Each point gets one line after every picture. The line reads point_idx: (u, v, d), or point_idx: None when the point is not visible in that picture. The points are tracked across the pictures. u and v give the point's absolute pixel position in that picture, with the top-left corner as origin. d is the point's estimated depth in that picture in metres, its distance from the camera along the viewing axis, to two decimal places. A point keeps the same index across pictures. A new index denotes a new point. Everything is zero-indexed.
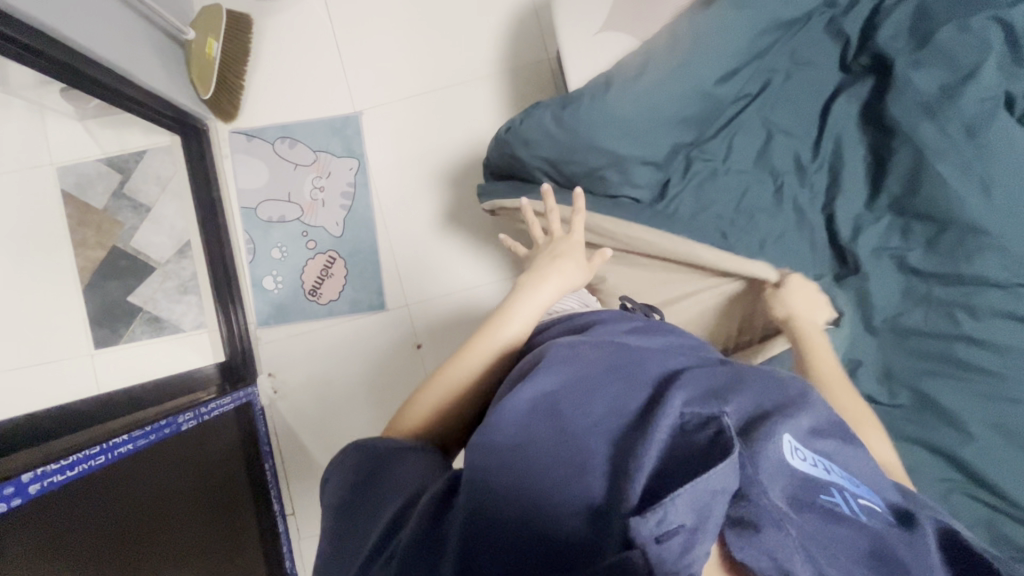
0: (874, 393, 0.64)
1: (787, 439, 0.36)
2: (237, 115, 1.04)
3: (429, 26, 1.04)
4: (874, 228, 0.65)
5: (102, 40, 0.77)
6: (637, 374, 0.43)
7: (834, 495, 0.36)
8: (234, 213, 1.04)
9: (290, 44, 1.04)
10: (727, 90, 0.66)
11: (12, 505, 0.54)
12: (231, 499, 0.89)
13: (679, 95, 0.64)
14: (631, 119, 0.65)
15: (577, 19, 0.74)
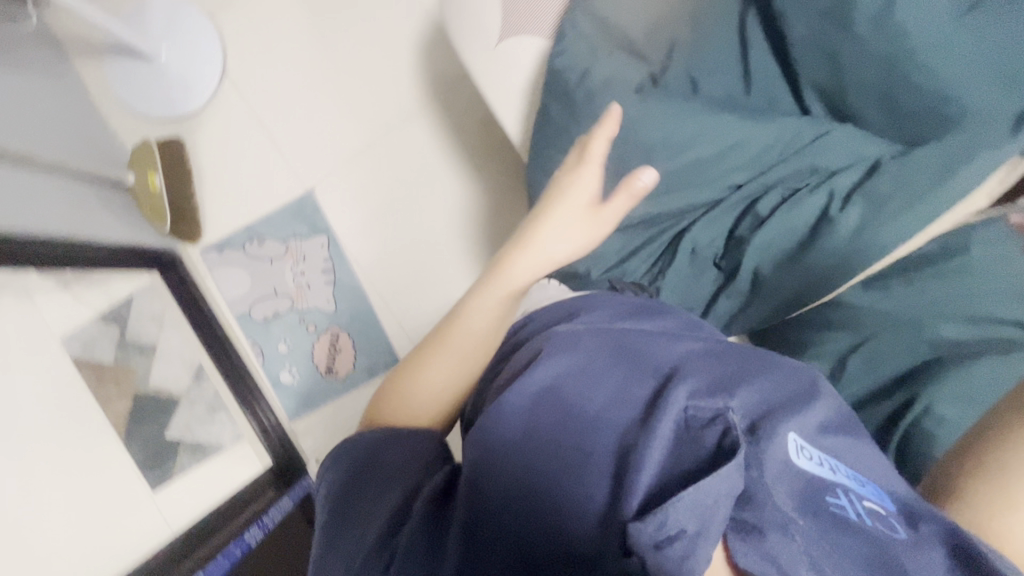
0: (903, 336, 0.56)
1: (791, 438, 0.36)
2: (201, 233, 1.06)
3: (345, 84, 1.04)
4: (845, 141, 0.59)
5: (37, 219, 0.79)
6: (640, 355, 0.40)
7: (839, 497, 0.34)
8: (233, 324, 1.08)
9: (225, 150, 1.06)
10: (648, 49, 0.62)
11: None
12: None
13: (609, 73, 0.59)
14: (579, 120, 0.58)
15: (470, 29, 0.67)
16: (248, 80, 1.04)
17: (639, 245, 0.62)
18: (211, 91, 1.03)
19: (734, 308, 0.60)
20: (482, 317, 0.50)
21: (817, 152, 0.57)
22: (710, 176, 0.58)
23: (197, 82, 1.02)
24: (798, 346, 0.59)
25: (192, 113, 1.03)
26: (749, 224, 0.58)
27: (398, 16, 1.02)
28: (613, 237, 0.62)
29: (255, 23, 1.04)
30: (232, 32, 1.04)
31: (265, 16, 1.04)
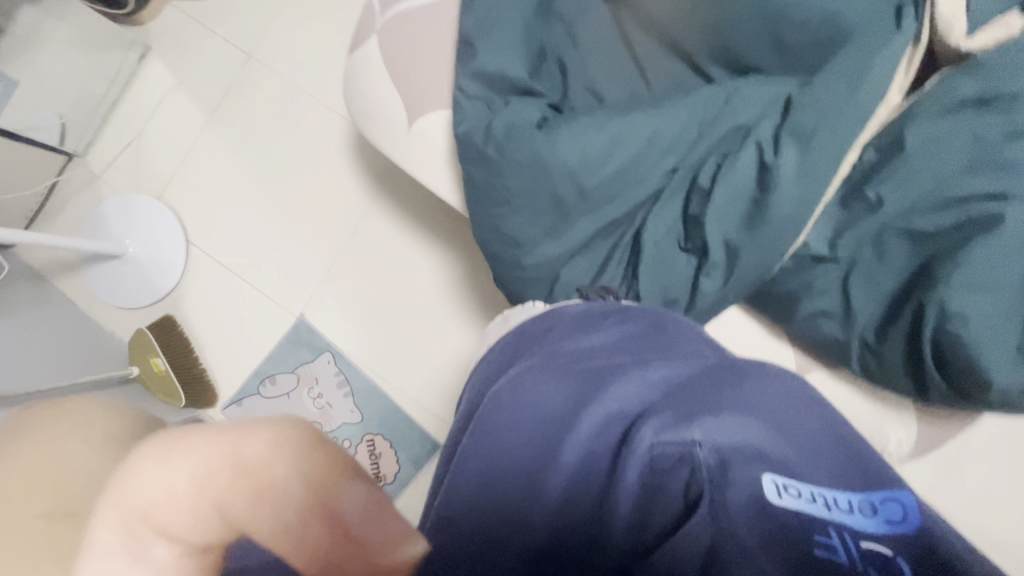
0: (916, 235, 0.52)
1: (769, 478, 0.32)
2: (217, 393, 1.08)
3: (298, 209, 1.08)
4: (756, 84, 0.58)
5: None
6: (605, 399, 0.38)
7: (822, 544, 0.29)
8: None
9: (213, 310, 1.09)
10: (541, 80, 0.63)
11: None
12: None
13: (519, 112, 0.59)
14: (515, 163, 0.58)
15: (380, 127, 0.71)
16: (211, 239, 1.10)
17: (605, 258, 0.62)
18: (183, 260, 1.09)
19: (719, 285, 0.57)
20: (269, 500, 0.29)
21: (735, 111, 0.58)
22: (642, 170, 0.59)
23: (169, 258, 1.08)
24: (798, 295, 0.57)
25: (172, 287, 1.09)
26: (698, 203, 0.58)
27: (321, 132, 1.07)
28: (577, 260, 0.62)
29: (200, 187, 1.10)
30: (183, 202, 1.10)
31: (206, 177, 1.10)
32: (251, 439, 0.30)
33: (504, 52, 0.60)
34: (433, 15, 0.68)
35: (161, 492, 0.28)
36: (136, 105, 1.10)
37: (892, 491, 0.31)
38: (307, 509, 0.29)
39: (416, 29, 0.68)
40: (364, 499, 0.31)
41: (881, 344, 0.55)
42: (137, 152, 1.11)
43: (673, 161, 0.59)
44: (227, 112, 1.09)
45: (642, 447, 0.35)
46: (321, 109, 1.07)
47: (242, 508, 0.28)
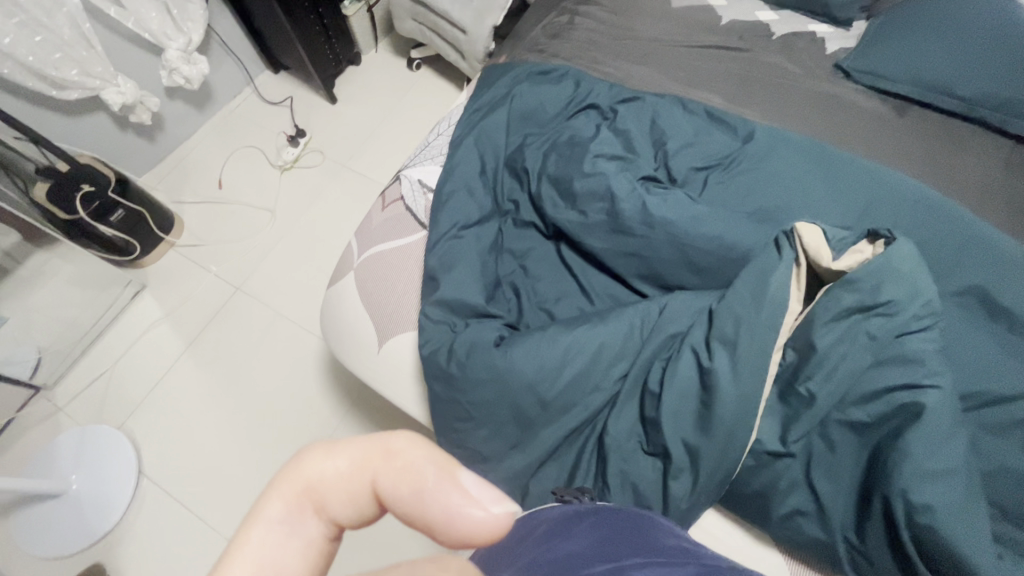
0: (859, 424, 0.55)
1: None
2: None
3: (265, 429, 1.06)
4: (683, 298, 0.67)
5: None
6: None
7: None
8: None
9: (151, 553, 0.97)
10: (498, 303, 0.71)
11: None
12: None
13: (480, 334, 0.65)
14: (478, 379, 0.62)
15: (354, 349, 0.77)
16: (166, 469, 1.04)
17: (573, 464, 0.63)
18: (130, 496, 1.00)
19: (689, 487, 0.57)
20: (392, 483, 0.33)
21: (670, 321, 0.66)
22: (595, 378, 0.63)
23: (114, 493, 1.00)
24: (767, 494, 0.57)
25: (109, 528, 0.98)
26: (652, 405, 0.61)
27: (297, 352, 1.13)
28: (544, 470, 0.63)
29: (166, 414, 1.09)
30: (144, 432, 1.07)
31: (175, 404, 1.09)
32: (395, 432, 0.33)
33: (463, 284, 0.69)
34: (404, 253, 0.79)
35: (326, 473, 0.33)
36: (119, 338, 1.16)
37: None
38: (438, 498, 0.33)
39: (388, 265, 0.79)
40: (466, 503, 0.33)
41: (866, 543, 0.53)
42: (108, 382, 1.12)
43: (622, 367, 0.64)
44: (208, 339, 1.15)
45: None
46: (301, 331, 1.15)
47: (397, 486, 0.33)
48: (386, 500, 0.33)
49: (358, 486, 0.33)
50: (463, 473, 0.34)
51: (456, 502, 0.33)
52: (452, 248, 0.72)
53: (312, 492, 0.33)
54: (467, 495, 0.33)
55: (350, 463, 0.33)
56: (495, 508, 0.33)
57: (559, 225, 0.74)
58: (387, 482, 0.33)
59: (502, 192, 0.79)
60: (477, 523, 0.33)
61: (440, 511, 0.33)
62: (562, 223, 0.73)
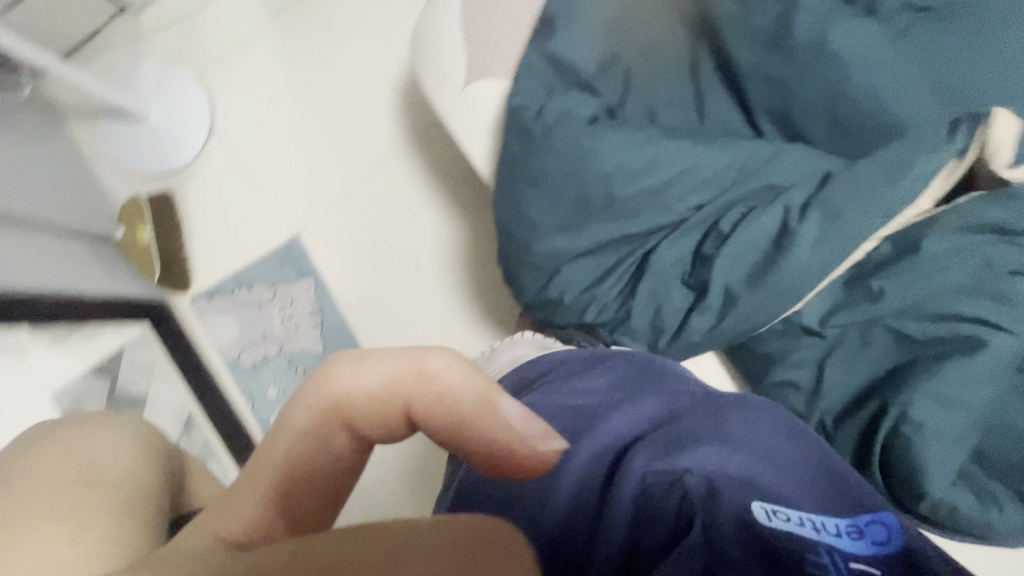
0: (905, 337, 0.54)
1: (759, 505, 0.36)
2: (190, 282, 1.08)
3: (329, 133, 1.08)
4: (800, 154, 0.60)
5: (41, 274, 0.82)
6: (597, 437, 0.43)
7: (820, 555, 0.33)
8: (221, 371, 1.08)
9: (214, 202, 1.09)
10: (605, 83, 0.64)
11: None
12: None
13: (574, 107, 0.61)
14: (556, 151, 0.60)
15: (439, 78, 0.72)
16: (235, 133, 1.09)
17: (610, 267, 0.63)
18: (200, 145, 1.07)
19: (709, 326, 0.59)
20: (429, 401, 0.36)
21: (775, 173, 0.60)
22: (670, 197, 0.60)
23: (187, 136, 1.06)
24: (775, 361, 0.59)
25: (181, 165, 1.07)
26: (713, 244, 0.59)
27: (375, 68, 1.08)
28: (583, 261, 0.63)
29: (241, 82, 1.09)
30: (219, 90, 1.09)
31: (250, 74, 1.09)
32: (432, 353, 0.36)
33: (578, 47, 0.62)
34: None
35: (355, 386, 0.36)
36: None
37: (874, 518, 0.37)
38: (479, 420, 0.36)
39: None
40: (511, 431, 0.36)
41: (837, 430, 0.57)
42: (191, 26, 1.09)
43: (702, 198, 0.60)
44: (292, 18, 1.09)
45: (634, 477, 0.39)
46: (384, 47, 1.08)
47: (433, 404, 0.36)
48: (422, 418, 0.37)
49: (393, 402, 0.37)
50: (501, 406, 0.36)
51: (499, 426, 0.36)
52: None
53: (333, 409, 0.37)
54: (509, 425, 0.36)
55: (382, 382, 0.36)
56: (541, 443, 0.37)
57: (710, 18, 0.62)
58: (422, 400, 0.36)
59: None
60: (524, 454, 0.36)
61: (483, 430, 0.36)
62: (713, 17, 0.61)
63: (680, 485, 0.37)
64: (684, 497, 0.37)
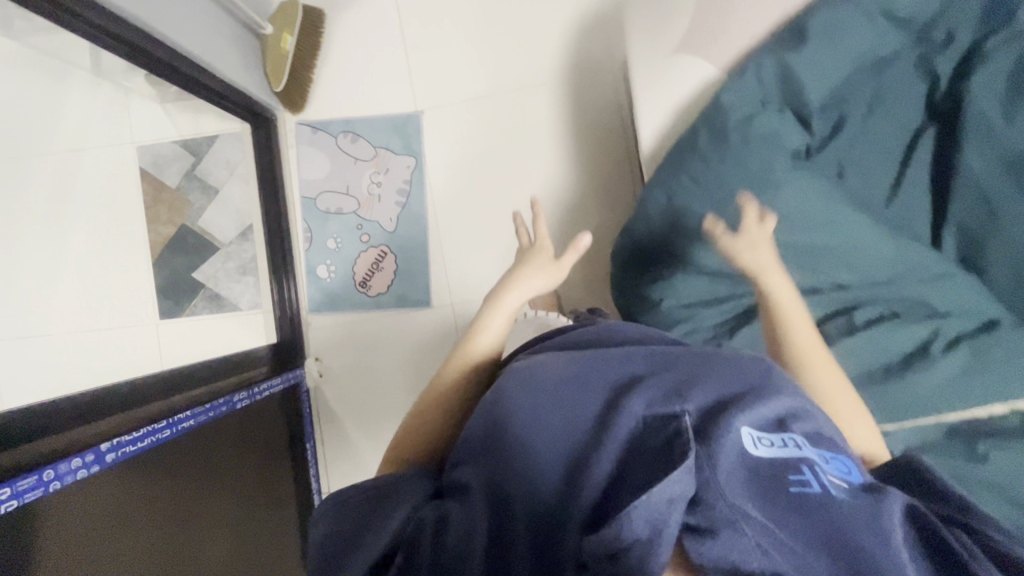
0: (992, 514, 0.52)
1: (749, 430, 0.38)
2: (304, 107, 1.08)
3: (495, 30, 1.04)
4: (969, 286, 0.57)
5: (191, 36, 0.82)
6: (586, 385, 0.43)
7: (805, 471, 0.36)
8: (295, 201, 1.09)
9: (359, 43, 1.06)
10: (817, 122, 0.59)
11: (90, 472, 0.59)
12: (275, 475, 0.96)
13: (779, 139, 0.59)
14: (747, 168, 0.59)
15: (650, 37, 0.69)
16: None
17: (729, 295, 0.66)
18: None
19: None
20: None
21: (938, 294, 0.57)
22: (821, 263, 0.60)
23: None
24: None
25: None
26: (839, 325, 0.60)
27: None
28: (703, 279, 0.66)
29: None
30: None
31: None
32: None
33: (813, 75, 0.56)
34: None
35: None
36: None
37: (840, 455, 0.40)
38: None
39: None
40: None
41: None
42: None
43: (851, 278, 0.60)
44: None
45: (631, 416, 0.40)
46: None
47: None
48: None
49: None
50: None
51: None
52: (842, 26, 0.56)
53: None
54: None
55: None
56: None
57: (961, 109, 0.56)
58: None
59: (951, 14, 0.56)
60: None
61: None
62: (966, 112, 0.55)
63: (664, 423, 0.38)
64: (666, 432, 0.38)
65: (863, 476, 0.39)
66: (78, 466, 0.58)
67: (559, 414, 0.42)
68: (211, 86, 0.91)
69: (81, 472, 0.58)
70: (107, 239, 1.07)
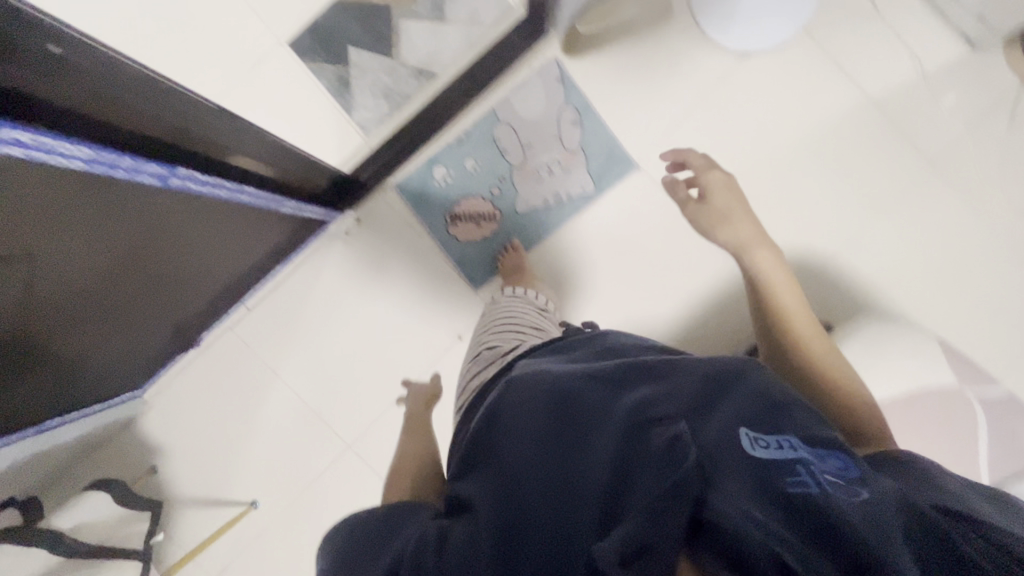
0: None
1: (746, 433, 0.43)
2: (576, 56, 0.99)
3: (750, 188, 1.00)
4: None
5: None
6: (587, 389, 0.50)
7: (800, 472, 0.40)
8: (483, 103, 1.01)
9: (666, 68, 0.99)
10: None
11: (90, 166, 0.49)
12: (198, 282, 0.83)
13: None
14: None
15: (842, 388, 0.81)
16: (744, 81, 0.99)
17: None
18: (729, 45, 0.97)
19: None
20: None
21: None
22: None
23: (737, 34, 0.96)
24: None
25: (703, 30, 0.97)
26: None
27: (828, 230, 1.00)
28: None
29: (801, 79, 0.98)
30: (792, 53, 0.98)
31: (812, 89, 0.98)
32: None
33: None
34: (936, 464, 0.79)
35: None
36: (915, 23, 0.98)
37: (833, 450, 0.43)
38: None
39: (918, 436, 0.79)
40: None
41: None
42: (865, 14, 0.97)
43: None
44: (877, 131, 0.99)
45: (625, 407, 0.47)
46: (845, 238, 1.00)
47: None
48: None
49: None
50: None
51: None
52: None
53: None
54: None
55: None
56: None
57: None
58: None
59: None
60: None
61: None
62: None
63: (661, 429, 0.44)
64: (664, 439, 0.43)
65: (860, 470, 0.42)
66: (82, 155, 0.48)
67: (564, 411, 0.48)
68: None
69: (84, 162, 0.48)
70: None
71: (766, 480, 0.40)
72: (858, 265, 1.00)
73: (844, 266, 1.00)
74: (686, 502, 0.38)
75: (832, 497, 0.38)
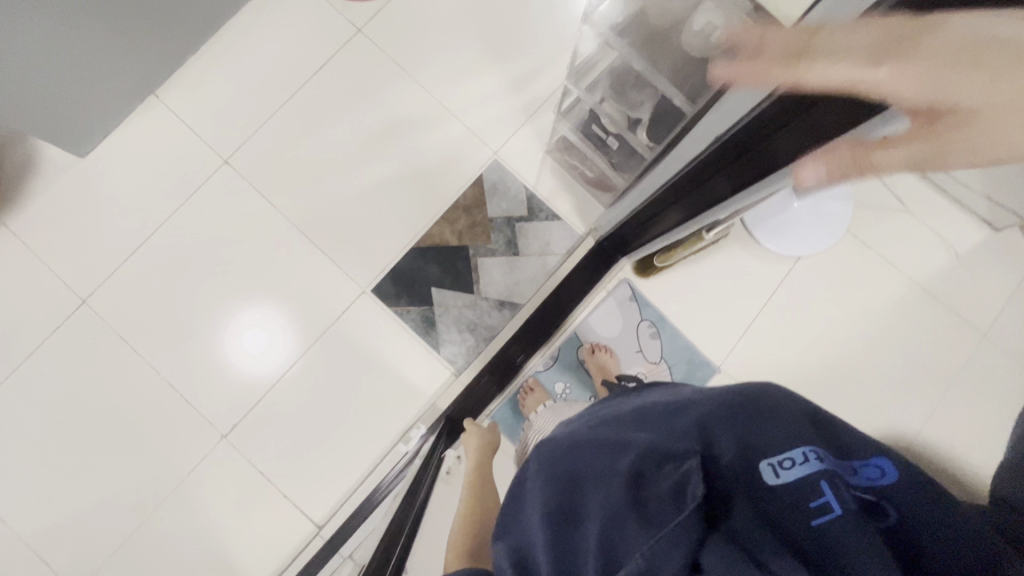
0: None
1: (766, 465, 0.46)
2: (648, 277, 1.07)
3: (830, 378, 1.05)
4: None
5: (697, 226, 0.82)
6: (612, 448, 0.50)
7: (825, 492, 0.44)
8: (565, 329, 1.06)
9: (729, 277, 1.07)
10: None
11: None
12: None
13: None
14: None
15: None
16: (802, 281, 1.08)
17: None
18: (786, 253, 1.06)
19: None
20: None
21: None
22: None
23: (792, 244, 1.05)
24: None
25: (759, 241, 1.07)
26: None
27: (910, 409, 1.04)
28: None
29: (849, 275, 1.08)
30: (837, 251, 1.08)
31: (860, 283, 1.08)
32: None
33: None
34: None
35: None
36: (944, 217, 1.09)
37: (869, 458, 0.50)
38: None
39: None
40: None
41: None
42: (894, 212, 1.09)
43: None
44: (928, 314, 1.07)
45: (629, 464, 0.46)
46: (927, 413, 1.04)
47: None
48: None
49: None
50: None
51: None
52: None
53: None
54: None
55: None
56: None
57: None
58: None
59: None
60: None
61: None
62: None
63: (672, 469, 0.44)
64: (675, 476, 0.43)
65: (895, 473, 0.48)
66: None
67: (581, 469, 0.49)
68: (647, 236, 0.90)
69: None
70: (405, 204, 1.09)
71: (780, 520, 0.42)
72: (948, 439, 1.03)
73: (935, 441, 1.03)
74: (685, 539, 0.38)
75: (901, 502, 0.45)
